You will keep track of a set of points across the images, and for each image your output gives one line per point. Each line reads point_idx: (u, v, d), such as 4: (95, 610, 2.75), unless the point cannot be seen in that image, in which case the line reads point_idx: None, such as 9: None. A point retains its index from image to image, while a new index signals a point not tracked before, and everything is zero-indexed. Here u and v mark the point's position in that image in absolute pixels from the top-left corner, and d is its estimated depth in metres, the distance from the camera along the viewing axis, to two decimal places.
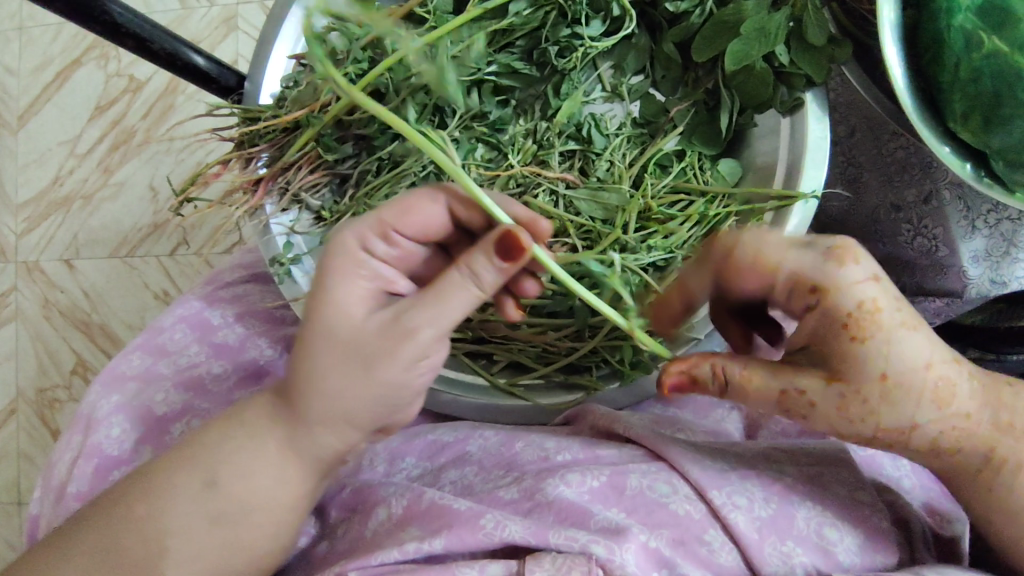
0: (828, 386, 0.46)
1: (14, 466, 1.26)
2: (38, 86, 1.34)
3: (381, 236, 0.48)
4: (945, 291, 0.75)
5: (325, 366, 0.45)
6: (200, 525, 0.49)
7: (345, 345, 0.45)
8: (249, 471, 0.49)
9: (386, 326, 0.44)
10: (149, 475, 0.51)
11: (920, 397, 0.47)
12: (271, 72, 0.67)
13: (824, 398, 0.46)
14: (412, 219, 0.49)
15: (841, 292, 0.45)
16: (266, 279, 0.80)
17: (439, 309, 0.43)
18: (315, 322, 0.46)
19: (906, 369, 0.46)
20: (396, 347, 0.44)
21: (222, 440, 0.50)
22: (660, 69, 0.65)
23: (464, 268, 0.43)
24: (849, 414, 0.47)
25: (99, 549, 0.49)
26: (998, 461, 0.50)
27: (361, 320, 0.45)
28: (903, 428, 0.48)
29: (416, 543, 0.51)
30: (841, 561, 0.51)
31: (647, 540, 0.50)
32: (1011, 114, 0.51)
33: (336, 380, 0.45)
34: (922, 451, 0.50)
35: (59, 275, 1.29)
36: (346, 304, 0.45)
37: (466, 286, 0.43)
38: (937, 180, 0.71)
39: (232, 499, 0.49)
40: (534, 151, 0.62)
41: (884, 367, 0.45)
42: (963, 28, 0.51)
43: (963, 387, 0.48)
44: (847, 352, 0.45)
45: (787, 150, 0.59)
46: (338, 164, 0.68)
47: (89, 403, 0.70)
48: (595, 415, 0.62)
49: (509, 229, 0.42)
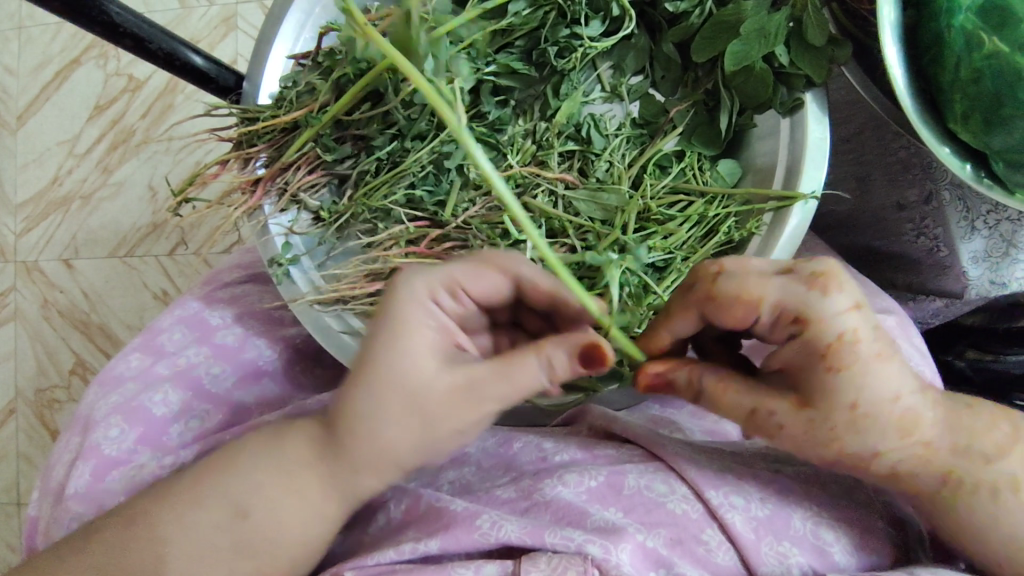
0: (797, 409, 0.47)
1: (14, 467, 1.26)
2: (37, 86, 1.34)
3: (448, 291, 0.49)
4: (943, 291, 0.77)
5: (384, 415, 0.46)
6: (228, 550, 0.52)
7: (409, 400, 0.46)
8: (284, 503, 0.51)
9: (455, 390, 0.45)
10: (172, 493, 0.53)
11: (886, 427, 0.47)
12: (270, 72, 0.67)
13: (791, 421, 0.47)
14: (482, 286, 0.50)
15: (822, 325, 0.45)
16: (266, 279, 0.80)
17: (508, 384, 0.45)
18: (380, 370, 0.46)
19: (876, 400, 0.46)
20: (463, 413, 0.46)
21: (254, 467, 0.52)
22: (659, 69, 0.65)
23: (543, 356, 0.44)
24: (814, 438, 0.48)
25: (115, 563, 0.52)
26: (953, 485, 0.50)
27: (430, 377, 0.46)
28: (867, 453, 0.48)
29: (412, 544, 0.52)
30: (838, 561, 0.51)
31: (644, 539, 0.50)
32: (1011, 115, 0.51)
33: (393, 429, 0.46)
34: (884, 475, 0.51)
35: (58, 275, 1.29)
36: (417, 358, 0.46)
37: (540, 371, 0.45)
38: (938, 181, 0.70)
39: (263, 530, 0.51)
40: (533, 152, 0.62)
41: (854, 399, 0.46)
42: (963, 28, 0.51)
43: (928, 417, 0.48)
44: (820, 383, 0.46)
45: (786, 152, 0.59)
46: (337, 165, 0.67)
47: (86, 405, 0.71)
48: (593, 414, 0.63)
49: (597, 341, 0.44)
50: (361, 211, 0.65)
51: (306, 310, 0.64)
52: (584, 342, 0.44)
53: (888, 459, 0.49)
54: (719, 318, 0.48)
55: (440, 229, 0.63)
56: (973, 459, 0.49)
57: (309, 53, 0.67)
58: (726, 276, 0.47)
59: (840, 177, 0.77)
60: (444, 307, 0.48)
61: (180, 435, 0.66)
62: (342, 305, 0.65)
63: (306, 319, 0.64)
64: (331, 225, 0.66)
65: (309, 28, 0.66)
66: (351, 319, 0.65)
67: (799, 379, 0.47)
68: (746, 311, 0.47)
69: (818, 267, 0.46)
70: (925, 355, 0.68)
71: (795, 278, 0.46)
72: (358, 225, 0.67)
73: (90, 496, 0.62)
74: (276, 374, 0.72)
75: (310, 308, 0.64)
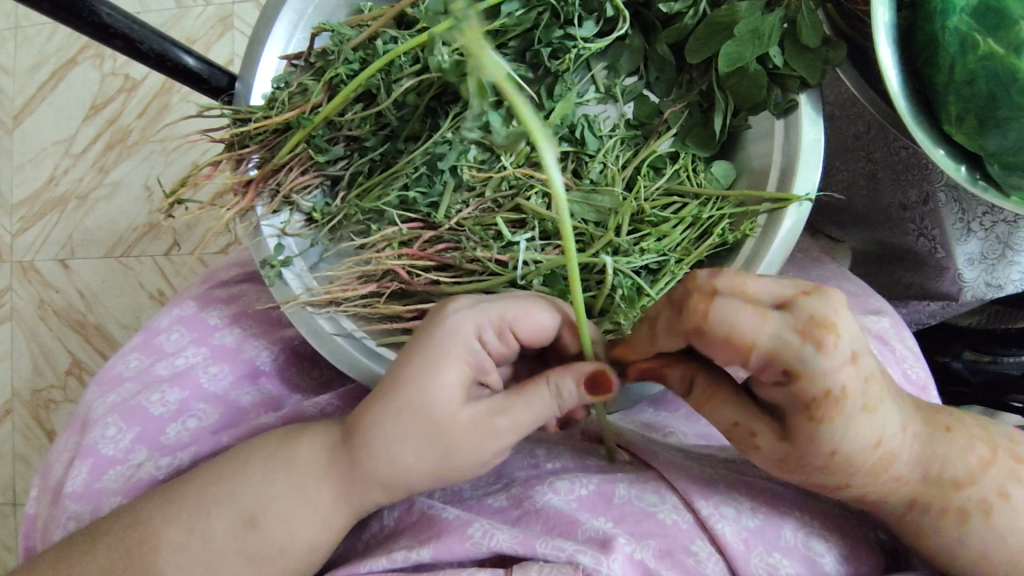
0: (777, 441, 0.46)
1: (9, 469, 1.26)
2: (32, 86, 1.33)
3: (495, 330, 0.51)
4: (942, 294, 0.77)
5: (406, 436, 0.49)
6: (233, 559, 0.52)
7: (434, 423, 0.48)
8: (289, 513, 0.52)
9: (476, 420, 0.48)
10: (177, 502, 0.53)
11: (861, 468, 0.47)
12: (261, 73, 0.67)
13: (769, 445, 0.47)
14: (526, 323, 0.51)
15: (811, 383, 0.42)
16: (262, 279, 0.80)
17: (523, 416, 0.48)
18: (410, 394, 0.49)
19: (858, 447, 0.46)
20: (480, 442, 0.48)
21: (264, 479, 0.53)
22: (653, 69, 0.64)
23: (552, 384, 0.47)
24: (787, 465, 0.47)
25: (118, 562, 0.52)
26: (921, 505, 0.50)
27: (457, 405, 0.49)
28: (836, 482, 0.48)
29: (404, 552, 0.51)
30: (829, 571, 0.51)
31: (633, 551, 0.50)
32: (1007, 118, 0.51)
33: (411, 451, 0.49)
34: (854, 497, 0.51)
35: (53, 276, 1.29)
36: (449, 385, 0.49)
37: (551, 403, 0.48)
38: (934, 183, 0.69)
39: (271, 540, 0.52)
40: (527, 153, 0.62)
41: (838, 446, 0.45)
42: (957, 30, 0.51)
43: (903, 455, 0.48)
44: (799, 426, 0.45)
45: (780, 156, 0.59)
46: (329, 166, 0.66)
47: (83, 404, 0.71)
48: (586, 420, 0.64)
49: (603, 369, 0.47)
50: (354, 212, 0.64)
51: (299, 312, 0.64)
52: (592, 370, 0.47)
53: (855, 490, 0.49)
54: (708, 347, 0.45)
55: (433, 231, 0.62)
56: (944, 484, 0.50)
57: (302, 54, 0.66)
58: (714, 320, 0.43)
59: (851, 176, 0.76)
60: (487, 344, 0.51)
61: (176, 436, 0.65)
62: (334, 307, 0.64)
63: (298, 320, 0.64)
64: (323, 227, 0.66)
65: (301, 30, 0.66)
66: (344, 320, 0.65)
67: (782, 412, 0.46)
68: (737, 355, 0.43)
69: (813, 310, 0.42)
70: (919, 357, 0.68)
71: (788, 327, 0.42)
72: (351, 226, 0.66)
73: (85, 496, 0.62)
74: (270, 377, 0.71)
75: (303, 310, 0.64)
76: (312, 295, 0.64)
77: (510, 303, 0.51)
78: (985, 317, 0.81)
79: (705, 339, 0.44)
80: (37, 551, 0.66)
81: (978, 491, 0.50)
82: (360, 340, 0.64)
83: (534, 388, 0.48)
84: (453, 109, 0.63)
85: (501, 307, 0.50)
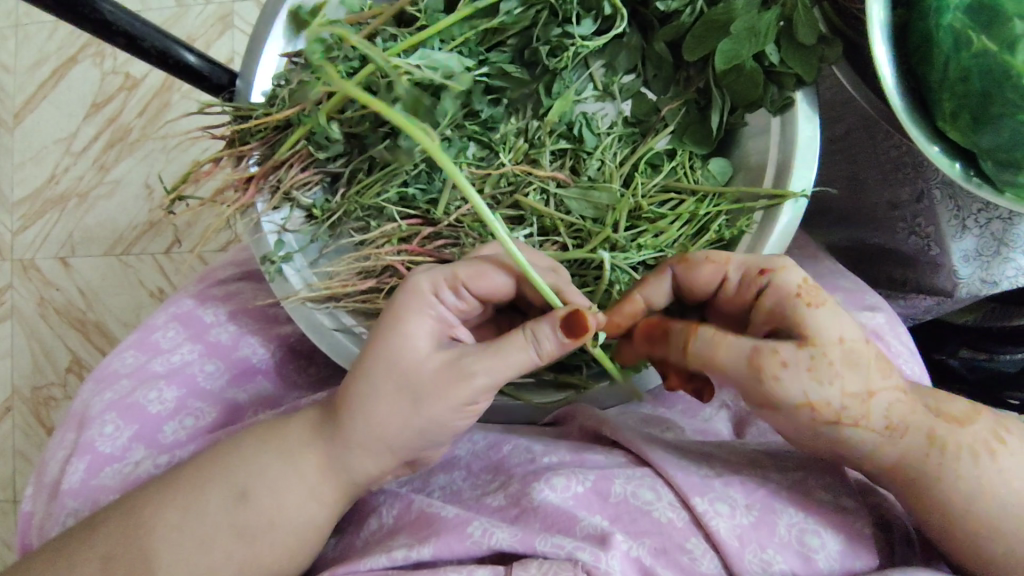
0: (799, 348, 0.48)
1: (9, 466, 1.26)
2: (33, 84, 1.34)
3: (452, 288, 0.53)
4: (936, 289, 0.76)
5: (382, 391, 0.50)
6: (225, 536, 0.52)
7: (403, 374, 0.49)
8: (280, 484, 0.53)
9: (447, 367, 0.49)
10: (172, 487, 0.54)
11: (851, 390, 0.48)
12: (262, 71, 0.67)
13: (794, 357, 0.48)
14: (482, 281, 0.53)
15: (786, 272, 0.50)
16: (258, 277, 0.80)
17: (496, 358, 0.48)
18: (383, 350, 0.50)
19: (824, 388, 0.48)
20: (452, 385, 0.48)
21: (259, 457, 0.54)
22: (651, 68, 0.65)
23: (529, 330, 0.47)
24: (820, 376, 0.48)
25: (116, 549, 0.53)
26: (938, 444, 0.50)
27: (426, 355, 0.50)
28: (861, 394, 0.49)
29: (404, 551, 0.52)
30: (822, 568, 0.51)
31: (629, 549, 0.50)
32: (999, 114, 0.51)
33: (386, 406, 0.50)
34: (881, 431, 0.50)
35: (53, 273, 1.29)
36: (416, 338, 0.50)
37: (529, 349, 0.47)
38: (928, 180, 0.69)
39: (261, 511, 0.52)
40: (526, 151, 0.62)
41: (839, 332, 0.48)
42: (952, 27, 0.52)
43: (866, 353, 0.49)
44: (805, 317, 0.48)
45: (777, 150, 0.59)
46: (330, 163, 0.67)
47: (81, 402, 0.72)
48: (584, 416, 0.63)
49: (577, 309, 0.47)
50: (354, 209, 0.65)
51: (299, 309, 0.65)
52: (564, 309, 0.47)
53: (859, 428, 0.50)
54: (690, 282, 0.54)
55: (432, 227, 0.63)
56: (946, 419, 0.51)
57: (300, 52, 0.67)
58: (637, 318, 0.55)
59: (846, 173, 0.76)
60: (448, 303, 0.53)
61: (174, 435, 0.65)
62: (334, 303, 0.65)
63: (300, 317, 0.65)
64: (323, 224, 0.66)
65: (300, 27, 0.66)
66: (343, 315, 0.66)
67: (788, 326, 0.49)
68: (717, 271, 0.53)
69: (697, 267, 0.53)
70: (914, 352, 0.68)
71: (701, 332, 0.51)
72: (350, 222, 0.67)
73: (83, 493, 0.62)
74: (268, 375, 0.71)
75: (302, 306, 0.64)
76: (312, 290, 0.64)
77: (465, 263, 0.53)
78: (982, 314, 0.80)
79: (687, 268, 0.53)
80: (35, 548, 0.67)
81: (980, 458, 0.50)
82: (357, 334, 0.65)
83: (507, 336, 0.48)
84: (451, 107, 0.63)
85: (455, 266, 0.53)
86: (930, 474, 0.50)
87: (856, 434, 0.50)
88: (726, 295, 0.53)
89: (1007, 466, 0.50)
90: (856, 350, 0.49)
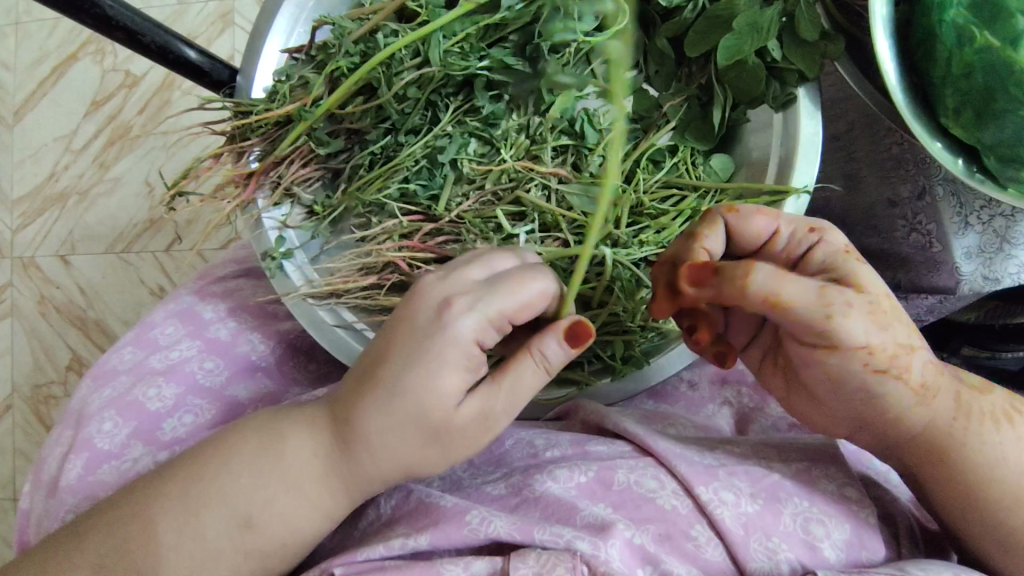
0: (858, 294, 0.49)
1: (9, 464, 1.26)
2: (33, 81, 1.34)
3: (495, 328, 0.50)
4: (936, 287, 0.74)
5: (405, 439, 0.50)
6: (232, 557, 0.52)
7: (433, 425, 0.50)
8: (287, 508, 0.52)
9: (475, 419, 0.50)
10: (165, 499, 0.53)
11: (899, 342, 0.49)
12: (263, 66, 0.66)
13: (857, 303, 0.48)
14: (521, 317, 0.51)
15: (832, 233, 0.52)
16: (258, 273, 0.80)
17: (515, 399, 0.51)
18: (410, 402, 0.49)
19: (881, 336, 0.49)
20: (477, 433, 0.51)
21: (255, 478, 0.52)
22: (653, 63, 0.64)
23: (537, 354, 0.50)
24: (876, 320, 0.49)
25: (114, 563, 0.52)
26: (966, 406, 0.52)
27: (456, 409, 0.50)
28: (906, 346, 0.50)
29: (402, 539, 0.52)
30: (828, 557, 0.50)
31: (632, 536, 0.50)
32: (1003, 110, 0.51)
33: (409, 449, 0.51)
34: (917, 390, 0.51)
35: (53, 271, 1.29)
36: (451, 391, 0.49)
37: (540, 372, 0.51)
38: (931, 176, 0.71)
39: (268, 534, 0.52)
40: (527, 147, 0.62)
41: (884, 287, 0.50)
42: (954, 23, 0.51)
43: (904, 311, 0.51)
44: (860, 271, 0.50)
45: (778, 146, 0.59)
46: (331, 159, 0.67)
47: (78, 399, 0.72)
48: (585, 410, 0.62)
49: (580, 320, 0.49)
50: (355, 205, 0.65)
51: (302, 304, 0.65)
52: (569, 323, 0.49)
53: (913, 380, 0.50)
54: (740, 233, 0.53)
55: (434, 223, 0.63)
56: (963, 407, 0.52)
57: (303, 48, 0.66)
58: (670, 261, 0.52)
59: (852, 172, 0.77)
60: (487, 341, 0.50)
61: (172, 431, 0.65)
62: (335, 299, 0.65)
63: (300, 313, 0.65)
64: (324, 220, 0.66)
65: (301, 22, 0.66)
66: (344, 311, 0.66)
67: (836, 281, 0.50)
68: (768, 223, 0.53)
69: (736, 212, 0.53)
70: None
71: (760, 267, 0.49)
72: (352, 218, 0.67)
73: (79, 488, 0.62)
74: (267, 370, 0.71)
75: (303, 302, 0.65)
76: (313, 286, 0.64)
77: (505, 297, 0.50)
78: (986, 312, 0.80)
79: (737, 218, 0.53)
80: (32, 545, 0.67)
81: (979, 438, 0.52)
82: (360, 332, 0.65)
83: (517, 365, 0.50)
84: (453, 103, 0.64)
85: (496, 307, 0.50)
86: (960, 442, 0.52)
87: (895, 389, 0.50)
88: (770, 250, 0.54)
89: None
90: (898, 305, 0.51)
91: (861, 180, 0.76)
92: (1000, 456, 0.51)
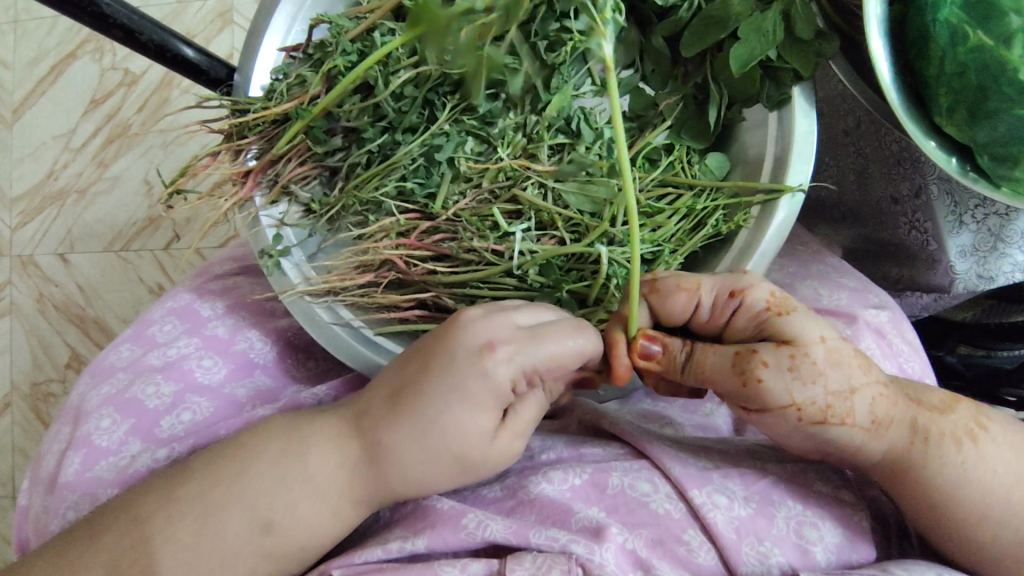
0: (778, 347, 0.49)
1: (9, 461, 1.26)
2: (32, 81, 1.34)
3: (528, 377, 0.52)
4: (932, 286, 0.77)
5: (437, 467, 0.52)
6: (251, 556, 0.53)
7: (465, 455, 0.52)
8: (310, 516, 0.53)
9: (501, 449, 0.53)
10: (188, 496, 0.53)
11: (834, 391, 0.49)
12: (260, 64, 0.66)
13: (776, 360, 0.48)
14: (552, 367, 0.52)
15: (754, 292, 0.52)
16: (255, 271, 0.80)
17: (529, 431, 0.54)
18: (442, 436, 0.51)
19: (808, 392, 0.49)
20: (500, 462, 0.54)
21: (278, 477, 0.53)
22: (649, 63, 0.63)
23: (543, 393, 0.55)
24: (801, 375, 0.48)
25: (129, 557, 0.52)
26: (921, 432, 0.52)
27: (487, 442, 0.52)
28: (844, 392, 0.50)
29: (399, 543, 0.52)
30: (819, 560, 0.51)
31: (625, 540, 0.50)
32: (998, 109, 0.51)
33: (434, 478, 0.53)
34: (867, 427, 0.51)
35: (52, 269, 1.29)
36: (481, 424, 0.52)
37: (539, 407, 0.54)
38: (926, 175, 0.70)
39: (291, 541, 0.53)
40: (523, 145, 0.63)
41: (818, 333, 0.50)
42: (948, 22, 0.52)
43: (846, 354, 0.50)
44: (783, 326, 0.50)
45: (774, 143, 0.59)
46: (328, 158, 0.67)
47: (77, 395, 0.72)
48: (582, 409, 0.64)
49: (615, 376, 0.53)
50: (352, 203, 0.65)
51: (298, 301, 0.64)
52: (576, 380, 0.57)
53: (863, 422, 0.51)
54: (665, 310, 0.54)
55: (430, 221, 0.63)
56: (931, 411, 0.52)
57: (300, 46, 0.66)
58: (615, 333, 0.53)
59: (838, 172, 0.77)
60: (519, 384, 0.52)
61: (170, 429, 0.65)
62: (333, 297, 0.65)
63: (297, 310, 0.64)
64: (322, 218, 0.67)
65: (300, 20, 0.66)
66: (341, 310, 0.65)
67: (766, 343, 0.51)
68: (688, 298, 0.53)
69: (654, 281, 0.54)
70: (918, 350, 0.69)
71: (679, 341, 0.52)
72: (348, 217, 0.67)
73: (78, 486, 0.62)
74: (266, 369, 0.71)
75: (301, 299, 0.64)
76: (312, 284, 0.64)
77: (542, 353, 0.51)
78: (981, 310, 0.81)
79: (660, 296, 0.54)
80: (31, 542, 0.67)
81: (955, 457, 0.51)
82: (359, 330, 0.64)
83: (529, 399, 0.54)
84: (450, 101, 0.63)
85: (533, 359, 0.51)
86: (916, 465, 0.52)
87: (843, 432, 0.51)
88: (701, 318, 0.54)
89: (988, 452, 0.52)
90: (835, 356, 0.50)
91: (869, 176, 0.75)
92: (977, 475, 0.51)
